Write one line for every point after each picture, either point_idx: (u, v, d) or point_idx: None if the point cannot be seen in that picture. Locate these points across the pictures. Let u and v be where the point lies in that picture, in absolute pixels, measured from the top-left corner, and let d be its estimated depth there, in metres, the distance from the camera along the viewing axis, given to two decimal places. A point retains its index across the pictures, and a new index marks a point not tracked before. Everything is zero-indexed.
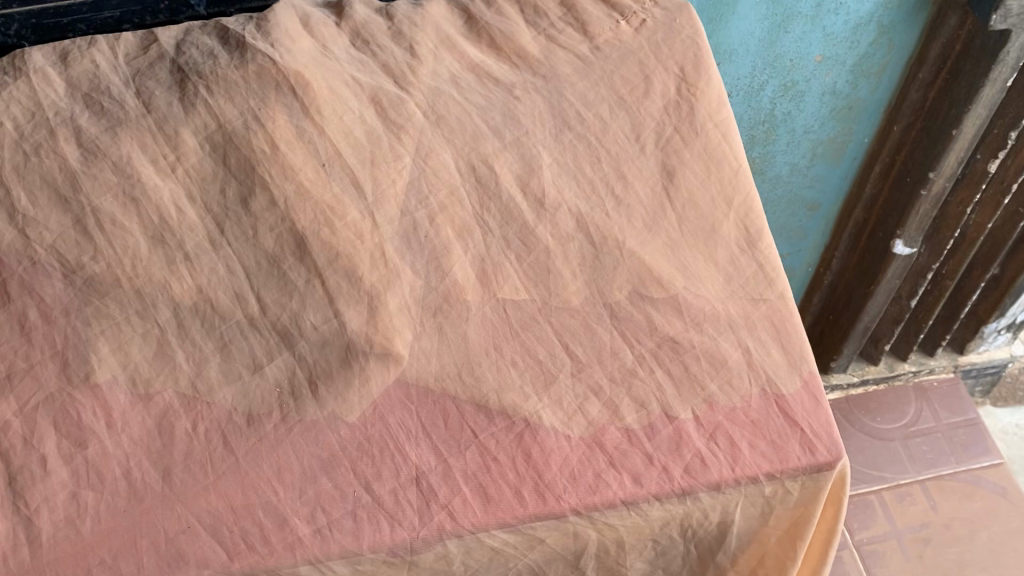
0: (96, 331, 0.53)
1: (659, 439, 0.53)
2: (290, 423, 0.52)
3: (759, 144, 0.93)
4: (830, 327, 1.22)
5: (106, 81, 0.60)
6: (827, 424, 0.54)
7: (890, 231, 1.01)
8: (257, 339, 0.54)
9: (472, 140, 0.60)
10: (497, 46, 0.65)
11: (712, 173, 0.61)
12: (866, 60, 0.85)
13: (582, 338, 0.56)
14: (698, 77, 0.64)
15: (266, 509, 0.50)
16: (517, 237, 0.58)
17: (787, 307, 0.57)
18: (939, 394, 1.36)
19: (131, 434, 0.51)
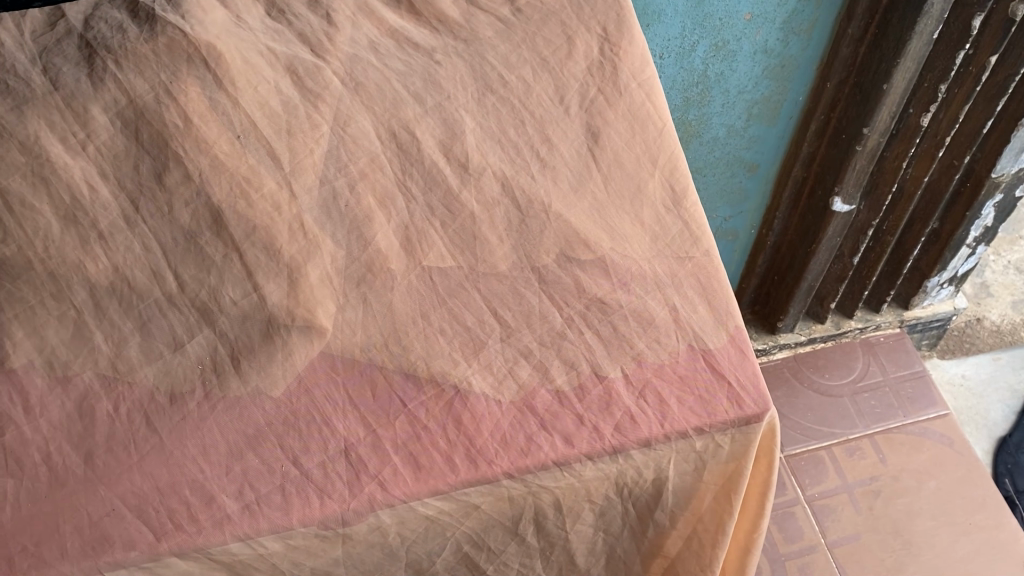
0: (10, 315, 0.52)
1: (589, 399, 0.53)
2: (214, 400, 0.51)
3: (694, 105, 0.93)
4: (776, 288, 1.22)
5: (11, 59, 0.58)
6: (755, 377, 0.54)
7: (828, 189, 1.01)
8: (177, 317, 0.53)
9: (393, 107, 0.59)
10: (417, 11, 0.64)
11: (637, 132, 0.61)
12: (795, 17, 0.85)
13: (509, 303, 0.55)
14: (621, 36, 0.63)
15: (192, 488, 0.49)
16: (441, 203, 0.57)
17: (713, 265, 0.58)
18: (886, 349, 1.39)
19: (50, 418, 0.50)
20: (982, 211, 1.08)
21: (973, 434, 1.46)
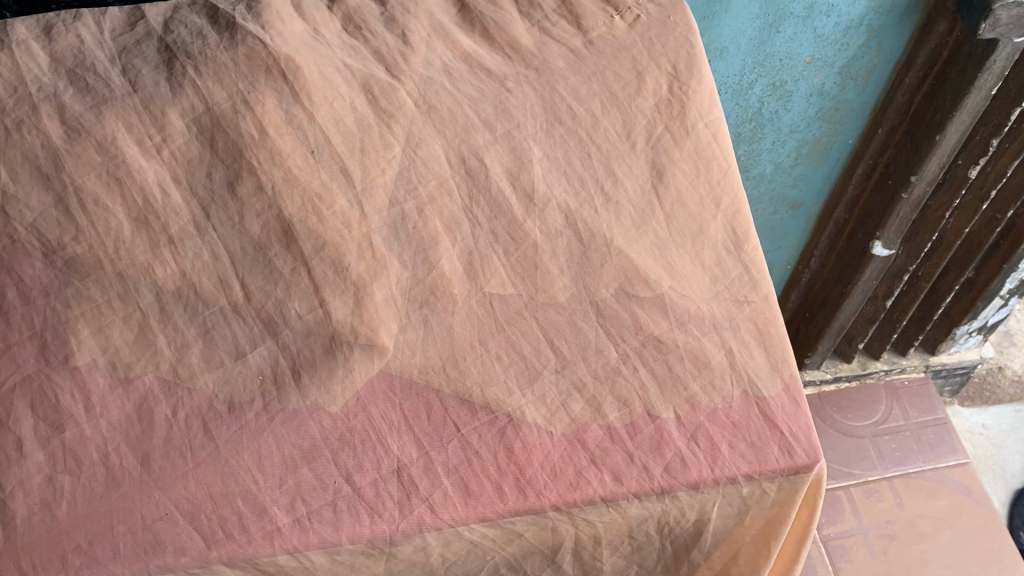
0: (77, 313, 0.52)
1: (641, 438, 0.53)
2: (272, 412, 0.52)
3: (745, 141, 0.93)
4: (807, 325, 1.22)
5: (91, 57, 0.59)
6: (807, 428, 0.55)
7: (869, 232, 1.02)
8: (241, 327, 0.53)
9: (463, 132, 0.59)
10: (490, 37, 0.65)
11: (702, 173, 0.61)
12: (854, 62, 0.85)
13: (566, 335, 0.55)
14: (690, 76, 0.63)
15: (245, 498, 0.49)
16: (505, 231, 0.58)
17: (771, 310, 0.58)
18: (909, 394, 1.39)
19: (109, 418, 0.50)
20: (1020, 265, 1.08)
21: (990, 483, 1.46)
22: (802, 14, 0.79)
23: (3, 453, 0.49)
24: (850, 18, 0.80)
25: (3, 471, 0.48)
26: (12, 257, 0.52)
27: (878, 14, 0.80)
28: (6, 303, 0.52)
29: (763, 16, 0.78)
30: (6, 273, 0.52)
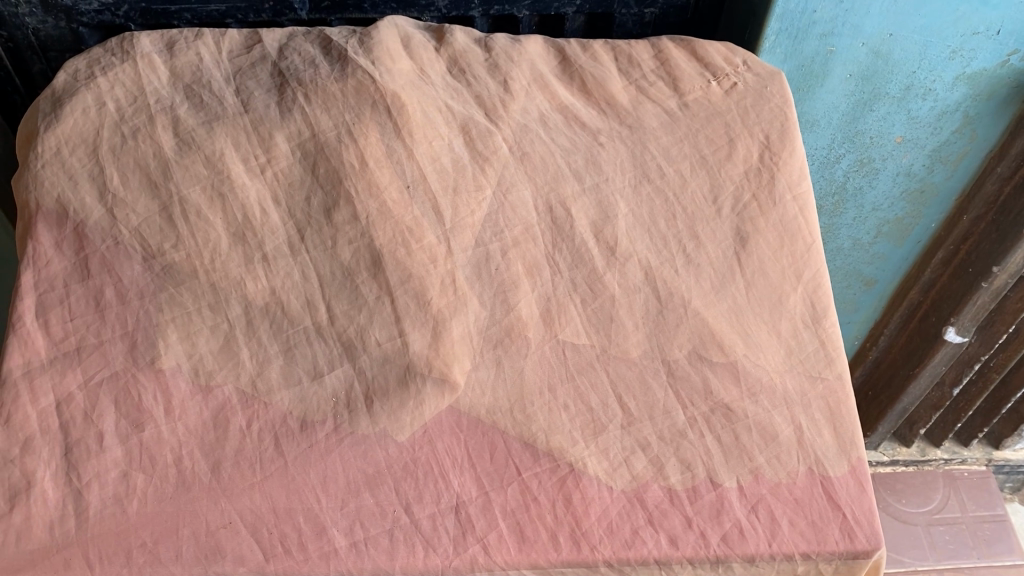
0: (167, 317, 0.54)
1: (700, 504, 0.53)
2: (342, 434, 0.53)
3: (825, 214, 0.92)
4: (868, 404, 1.20)
5: (207, 75, 0.61)
6: (870, 513, 0.54)
7: (943, 317, 1.00)
8: (321, 347, 0.55)
9: (554, 181, 0.60)
10: (588, 91, 0.65)
11: (786, 244, 0.61)
12: (946, 147, 0.84)
13: (635, 392, 0.56)
14: (783, 146, 0.63)
15: (307, 516, 0.51)
16: (584, 281, 0.58)
17: (844, 389, 0.57)
18: (967, 484, 1.32)
19: (187, 423, 0.52)
20: None
21: None
22: (897, 95, 0.78)
23: (84, 444, 0.51)
24: (946, 103, 0.79)
25: (82, 462, 0.51)
26: (114, 258, 0.55)
27: (975, 102, 0.79)
28: (103, 301, 0.54)
29: (857, 93, 0.78)
30: (107, 272, 0.55)
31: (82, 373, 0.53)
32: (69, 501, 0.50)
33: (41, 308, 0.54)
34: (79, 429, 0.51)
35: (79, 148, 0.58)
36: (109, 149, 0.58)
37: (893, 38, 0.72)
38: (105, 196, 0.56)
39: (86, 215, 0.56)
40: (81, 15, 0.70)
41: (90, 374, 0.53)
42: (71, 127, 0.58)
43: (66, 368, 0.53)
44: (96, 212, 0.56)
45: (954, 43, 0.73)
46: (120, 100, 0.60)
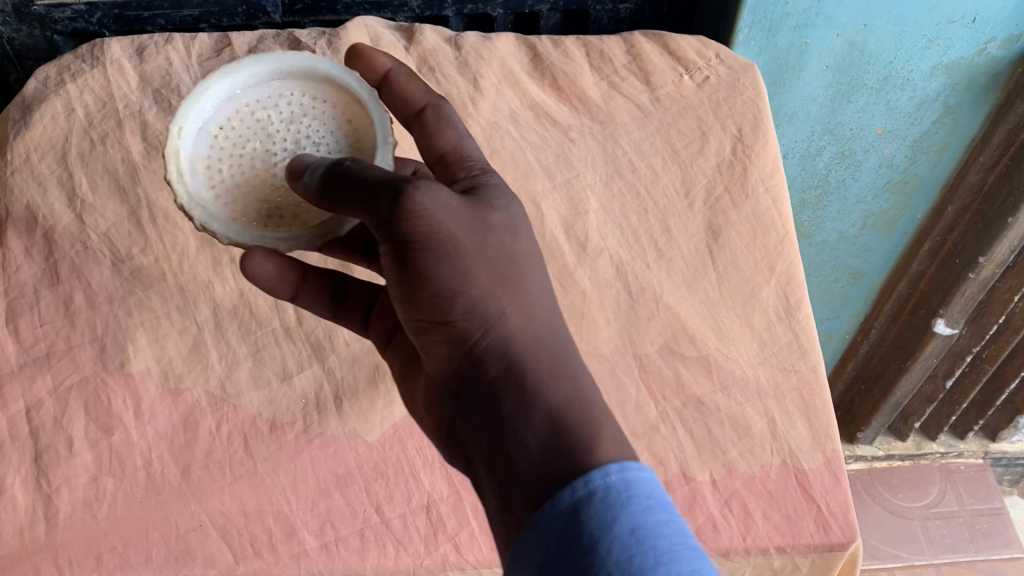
0: (136, 322, 0.55)
1: (673, 498, 0.53)
2: (312, 435, 0.53)
3: (809, 207, 0.91)
4: (862, 398, 1.19)
5: (177, 79, 0.61)
6: (845, 504, 0.53)
7: (932, 309, 1.00)
8: (290, 348, 0.55)
9: (524, 178, 0.61)
10: (559, 87, 0.65)
11: (758, 237, 0.60)
12: (927, 137, 0.83)
13: (607, 387, 0.56)
14: (755, 138, 0.63)
15: (277, 517, 0.51)
16: (556, 277, 0.58)
17: (818, 381, 0.57)
18: (965, 478, 1.28)
19: (157, 426, 0.52)
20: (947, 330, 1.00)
21: None
22: (876, 86, 0.77)
23: (54, 449, 0.51)
24: (925, 93, 0.78)
25: (52, 467, 0.51)
26: (83, 263, 0.55)
27: (955, 91, 0.78)
28: (73, 306, 0.55)
29: (835, 85, 0.77)
30: (76, 277, 0.55)
31: (52, 378, 0.53)
32: (39, 506, 0.50)
33: (11, 314, 0.54)
34: (49, 434, 0.51)
35: (48, 154, 0.58)
36: (78, 155, 0.58)
37: (868, 29, 0.72)
38: (74, 201, 0.57)
39: (55, 221, 0.56)
40: (54, 23, 0.68)
41: (59, 380, 0.53)
42: (40, 134, 0.58)
43: (36, 374, 0.53)
44: (64, 217, 0.56)
45: (930, 32, 0.72)
46: (89, 104, 0.60)
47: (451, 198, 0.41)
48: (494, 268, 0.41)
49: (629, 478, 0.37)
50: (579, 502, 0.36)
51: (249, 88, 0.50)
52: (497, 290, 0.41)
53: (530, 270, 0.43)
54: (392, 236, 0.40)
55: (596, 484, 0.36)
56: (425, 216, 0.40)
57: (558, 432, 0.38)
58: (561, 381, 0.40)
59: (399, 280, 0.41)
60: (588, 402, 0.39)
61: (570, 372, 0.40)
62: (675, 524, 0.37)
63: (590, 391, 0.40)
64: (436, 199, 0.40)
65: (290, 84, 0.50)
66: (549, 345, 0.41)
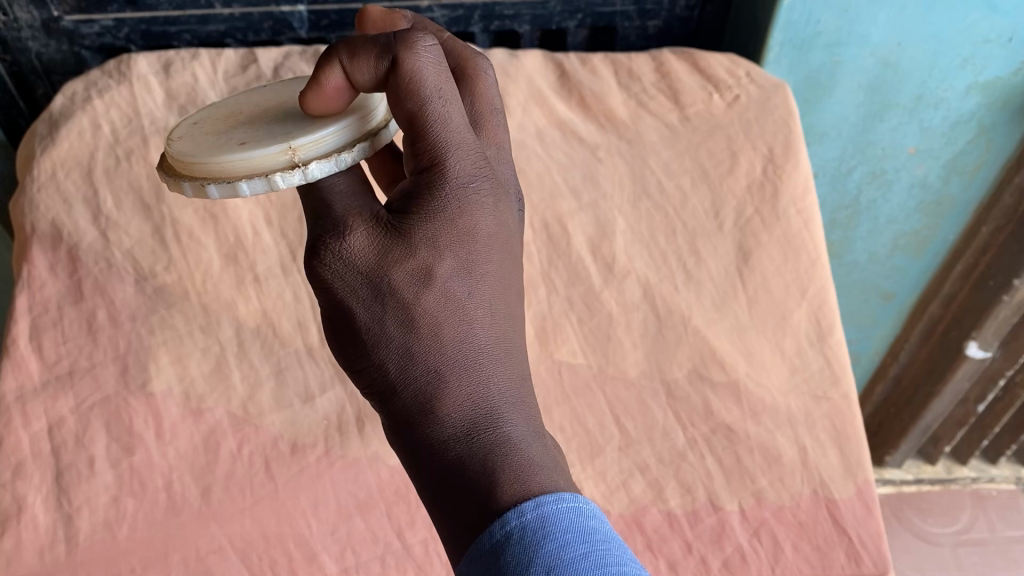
0: (159, 340, 0.55)
1: (701, 528, 0.52)
2: (333, 458, 0.53)
3: (839, 227, 0.89)
4: (890, 421, 1.17)
5: (203, 96, 0.61)
6: (877, 537, 0.52)
7: (964, 332, 0.99)
8: (312, 369, 0.55)
9: (550, 199, 0.60)
10: (586, 105, 0.63)
11: (789, 260, 0.59)
12: (960, 157, 0.81)
13: (634, 413, 0.55)
14: (787, 160, 0.61)
15: (297, 542, 0.50)
16: (581, 299, 0.58)
17: (851, 409, 0.56)
18: (997, 505, 1.22)
19: (178, 446, 0.52)
20: (972, 350, 0.99)
21: None
22: (909, 105, 0.76)
23: (75, 469, 0.51)
24: (959, 113, 0.77)
25: (72, 487, 0.50)
26: (107, 281, 0.56)
27: (990, 111, 0.76)
28: (96, 323, 0.55)
29: (867, 104, 0.76)
30: (100, 295, 0.55)
31: (74, 397, 0.52)
32: (59, 526, 0.49)
33: (35, 331, 0.54)
34: (70, 453, 0.51)
35: (74, 170, 0.58)
36: (103, 171, 0.58)
37: (901, 47, 0.71)
38: (98, 219, 0.57)
39: (80, 238, 0.56)
40: (83, 39, 0.68)
41: (82, 399, 0.52)
42: (65, 150, 0.58)
43: (58, 392, 0.52)
44: (89, 234, 0.56)
45: (965, 51, 0.71)
46: (115, 121, 0.60)
47: (370, 245, 0.35)
48: (402, 330, 0.35)
49: (546, 516, 0.32)
50: (498, 546, 0.32)
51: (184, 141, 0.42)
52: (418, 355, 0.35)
53: (461, 316, 0.36)
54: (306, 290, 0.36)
55: (514, 525, 0.32)
56: (322, 283, 0.35)
57: (460, 502, 0.33)
58: (465, 456, 0.34)
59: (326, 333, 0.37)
60: (512, 470, 0.34)
61: (491, 434, 0.34)
62: (607, 559, 0.32)
63: (514, 452, 0.34)
64: (338, 255, 0.35)
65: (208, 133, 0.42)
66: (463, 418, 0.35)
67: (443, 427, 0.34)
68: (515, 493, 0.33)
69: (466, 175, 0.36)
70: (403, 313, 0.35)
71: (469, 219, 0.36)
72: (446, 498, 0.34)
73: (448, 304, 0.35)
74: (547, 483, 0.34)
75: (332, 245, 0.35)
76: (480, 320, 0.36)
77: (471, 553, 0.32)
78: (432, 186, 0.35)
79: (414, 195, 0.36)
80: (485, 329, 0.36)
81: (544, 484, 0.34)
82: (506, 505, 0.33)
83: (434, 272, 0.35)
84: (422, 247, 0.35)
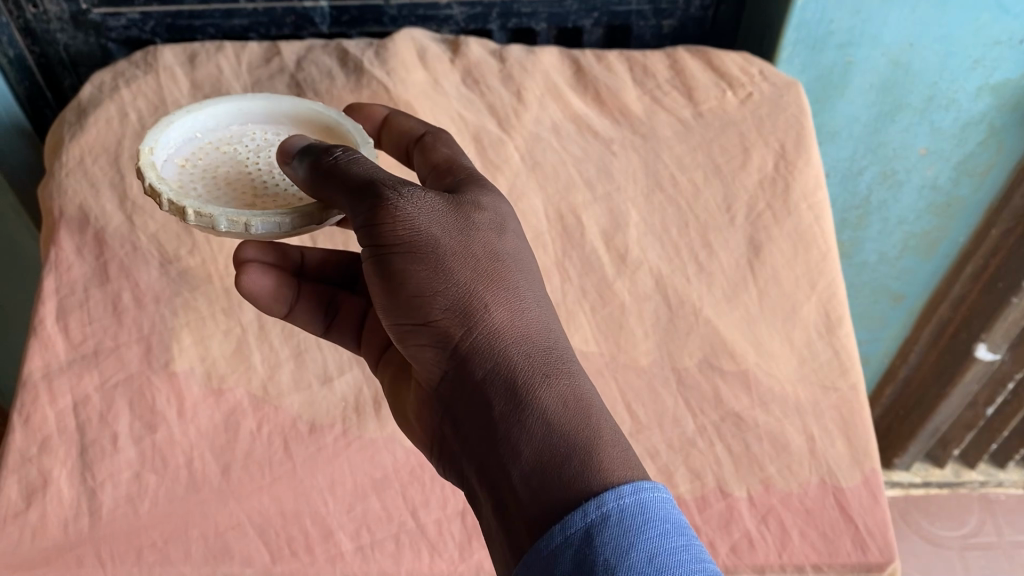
0: (182, 322, 0.56)
1: (710, 513, 0.52)
2: (350, 438, 0.54)
3: (849, 228, 0.90)
4: (898, 423, 1.18)
5: (228, 86, 0.63)
6: (884, 525, 0.53)
7: (974, 334, 1.00)
8: (331, 353, 0.57)
9: (565, 189, 0.61)
10: (602, 100, 0.65)
11: (800, 253, 0.60)
12: (971, 159, 0.82)
13: (645, 400, 0.56)
14: (798, 155, 0.63)
15: (313, 519, 0.51)
16: (594, 289, 0.59)
17: (858, 400, 0.57)
18: (1005, 509, 1.23)
19: (199, 425, 0.53)
20: (981, 352, 1.00)
21: None
22: (920, 106, 0.77)
23: (99, 445, 0.52)
24: (970, 114, 0.78)
25: (96, 462, 0.51)
26: (133, 264, 0.57)
27: (1001, 113, 0.77)
28: (121, 305, 0.56)
29: (878, 104, 0.77)
30: (125, 278, 0.57)
31: (99, 375, 0.54)
32: (83, 500, 0.50)
33: (61, 311, 0.55)
34: (94, 429, 0.52)
35: (101, 157, 0.60)
36: (130, 158, 0.60)
37: (913, 48, 0.72)
38: (125, 204, 0.59)
39: (106, 222, 0.58)
40: (109, 31, 0.69)
41: (106, 377, 0.54)
42: (93, 138, 0.61)
43: (84, 370, 0.54)
44: (116, 218, 0.58)
45: (976, 53, 0.72)
46: (142, 110, 0.62)
47: (442, 203, 0.42)
48: (479, 268, 0.41)
49: (643, 503, 0.35)
50: (594, 527, 0.34)
51: (207, 130, 0.54)
52: (493, 292, 0.41)
53: (520, 275, 0.43)
54: (379, 235, 0.41)
55: (610, 507, 0.35)
56: (406, 219, 0.41)
57: (553, 437, 0.37)
58: (554, 383, 0.39)
59: (389, 292, 0.42)
60: (590, 407, 0.38)
61: (567, 372, 0.40)
62: (694, 549, 0.35)
63: (589, 394, 0.39)
64: (417, 202, 0.41)
65: (250, 126, 0.55)
66: (539, 346, 0.40)
67: (526, 358, 0.39)
68: (607, 438, 0.37)
69: (500, 191, 0.46)
70: (481, 255, 0.42)
71: (510, 207, 0.45)
72: (543, 439, 0.37)
73: (509, 260, 0.43)
74: (620, 436, 0.38)
75: (413, 192, 0.42)
76: (534, 283, 0.43)
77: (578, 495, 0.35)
78: (479, 183, 0.46)
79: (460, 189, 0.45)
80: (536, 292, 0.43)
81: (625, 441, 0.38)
82: (608, 479, 0.36)
83: (496, 233, 0.43)
84: (482, 211, 0.43)
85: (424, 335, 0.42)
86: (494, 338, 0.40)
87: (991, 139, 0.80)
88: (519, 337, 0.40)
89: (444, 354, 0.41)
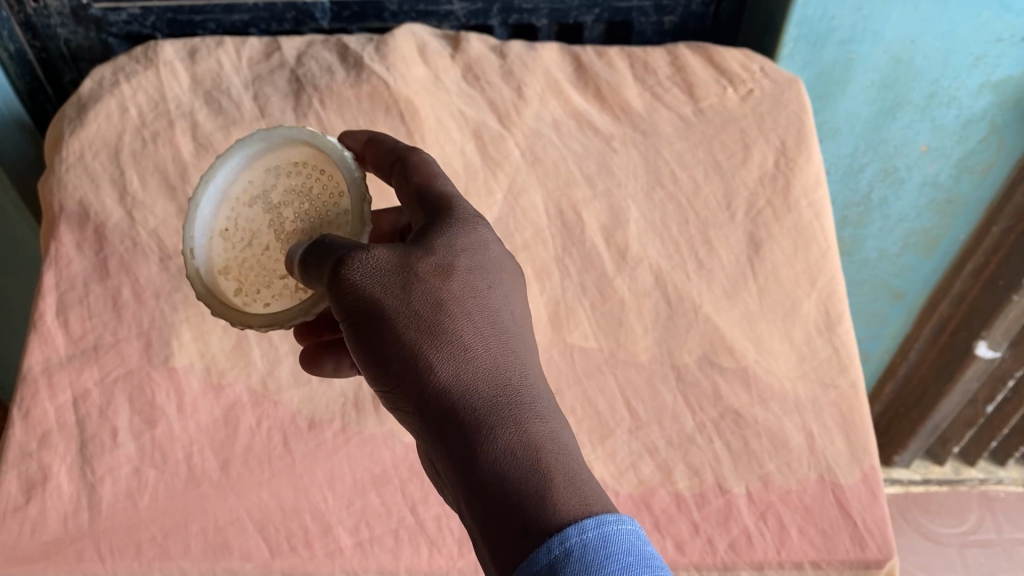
0: (181, 317, 0.56)
1: (708, 510, 0.53)
2: (349, 434, 0.54)
3: (850, 225, 0.90)
4: (899, 420, 1.17)
5: (228, 81, 0.63)
6: (882, 522, 0.53)
7: (975, 331, 1.00)
8: None
9: (565, 185, 0.61)
10: (602, 97, 0.65)
11: (800, 249, 0.60)
12: (971, 156, 0.82)
13: (644, 397, 0.56)
14: (799, 152, 0.63)
15: (313, 514, 0.51)
16: (594, 285, 0.59)
17: (858, 398, 0.57)
18: (1005, 506, 1.23)
19: (198, 420, 0.53)
20: (981, 349, 1.00)
21: None
22: (921, 103, 0.77)
23: (99, 440, 0.52)
24: (971, 111, 0.77)
25: (96, 457, 0.52)
26: (132, 259, 0.57)
27: (1002, 110, 0.77)
28: (121, 300, 0.56)
29: (879, 101, 0.77)
30: (124, 273, 0.57)
31: (98, 370, 0.54)
32: (83, 494, 0.50)
33: (61, 306, 0.56)
34: (94, 424, 0.52)
35: (102, 151, 0.60)
36: (130, 153, 0.60)
37: (914, 45, 0.72)
38: (124, 199, 0.59)
39: (107, 217, 0.58)
40: (110, 26, 0.69)
41: (106, 372, 0.54)
42: (93, 132, 0.61)
43: (83, 365, 0.54)
44: (116, 213, 0.58)
45: (977, 50, 0.72)
46: (142, 105, 0.62)
47: (391, 258, 0.40)
48: (431, 318, 0.39)
49: (606, 537, 0.34)
50: (556, 563, 0.33)
51: (229, 185, 0.48)
52: (450, 340, 0.39)
53: (486, 309, 0.41)
54: (338, 304, 0.41)
55: (573, 543, 0.33)
56: (356, 287, 0.40)
57: (505, 496, 0.36)
58: (509, 431, 0.37)
59: (359, 355, 0.41)
60: (544, 452, 0.37)
61: (520, 415, 0.38)
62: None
63: (546, 436, 0.37)
64: (366, 266, 0.40)
65: (258, 165, 0.48)
66: (495, 390, 0.38)
67: (477, 406, 0.38)
68: (566, 488, 0.36)
69: (472, 210, 0.44)
70: (427, 307, 0.40)
71: (476, 236, 0.43)
72: (496, 503, 0.36)
73: (472, 296, 0.40)
74: (578, 473, 0.37)
75: (359, 255, 0.40)
76: (502, 314, 0.41)
77: (527, 559, 0.34)
78: (446, 216, 0.43)
79: (425, 229, 0.43)
80: (508, 319, 0.41)
81: (589, 483, 0.36)
82: (561, 518, 0.34)
83: (454, 270, 0.41)
84: (439, 250, 0.41)
85: (391, 396, 0.41)
86: (444, 395, 0.38)
87: (993, 136, 0.80)
88: (476, 386, 0.38)
89: (411, 410, 0.40)
